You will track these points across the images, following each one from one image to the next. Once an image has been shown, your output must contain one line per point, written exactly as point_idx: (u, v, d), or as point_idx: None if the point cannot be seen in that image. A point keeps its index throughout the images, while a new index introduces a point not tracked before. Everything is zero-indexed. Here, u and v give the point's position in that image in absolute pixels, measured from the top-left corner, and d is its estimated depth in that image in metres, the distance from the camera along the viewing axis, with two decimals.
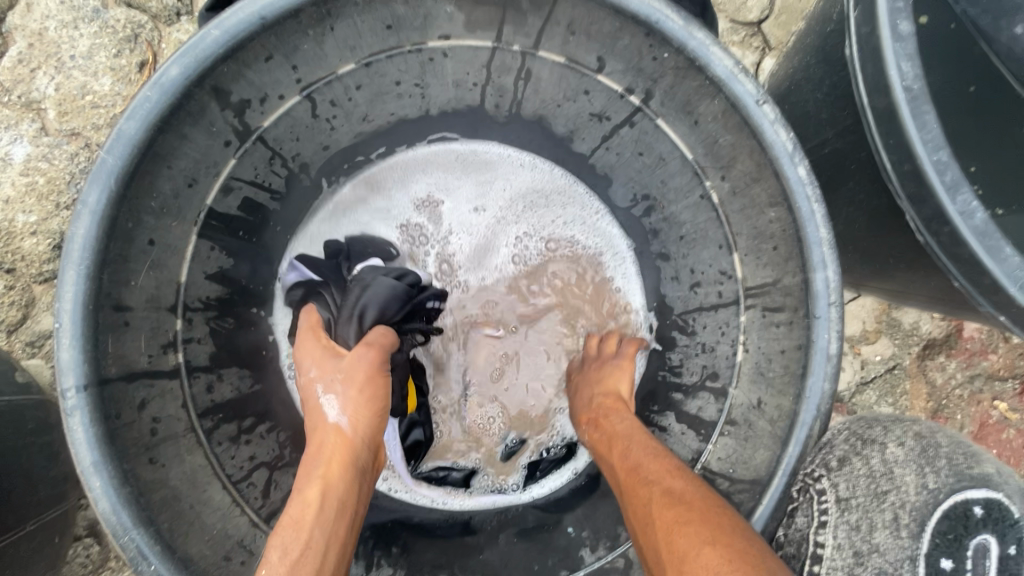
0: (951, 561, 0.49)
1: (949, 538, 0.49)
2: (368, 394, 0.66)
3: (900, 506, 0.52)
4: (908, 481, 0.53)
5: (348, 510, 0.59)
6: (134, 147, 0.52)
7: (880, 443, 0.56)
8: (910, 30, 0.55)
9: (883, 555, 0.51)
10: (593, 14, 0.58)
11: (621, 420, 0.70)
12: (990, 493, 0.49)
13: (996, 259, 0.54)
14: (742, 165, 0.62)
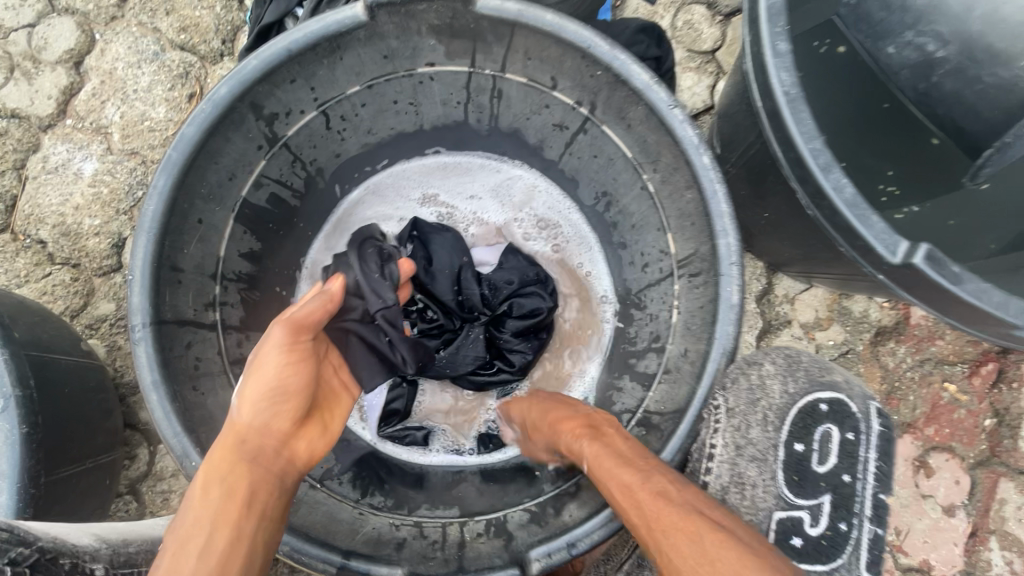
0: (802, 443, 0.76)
1: (802, 426, 0.77)
2: (257, 376, 0.64)
3: (767, 408, 0.77)
4: (774, 390, 0.78)
5: (239, 491, 0.59)
6: (191, 146, 0.69)
7: (761, 370, 0.79)
8: (787, 49, 0.70)
9: (759, 443, 0.77)
10: (541, 43, 0.75)
11: (613, 445, 0.69)
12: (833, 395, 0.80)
13: (865, 225, 0.67)
14: (665, 158, 0.77)
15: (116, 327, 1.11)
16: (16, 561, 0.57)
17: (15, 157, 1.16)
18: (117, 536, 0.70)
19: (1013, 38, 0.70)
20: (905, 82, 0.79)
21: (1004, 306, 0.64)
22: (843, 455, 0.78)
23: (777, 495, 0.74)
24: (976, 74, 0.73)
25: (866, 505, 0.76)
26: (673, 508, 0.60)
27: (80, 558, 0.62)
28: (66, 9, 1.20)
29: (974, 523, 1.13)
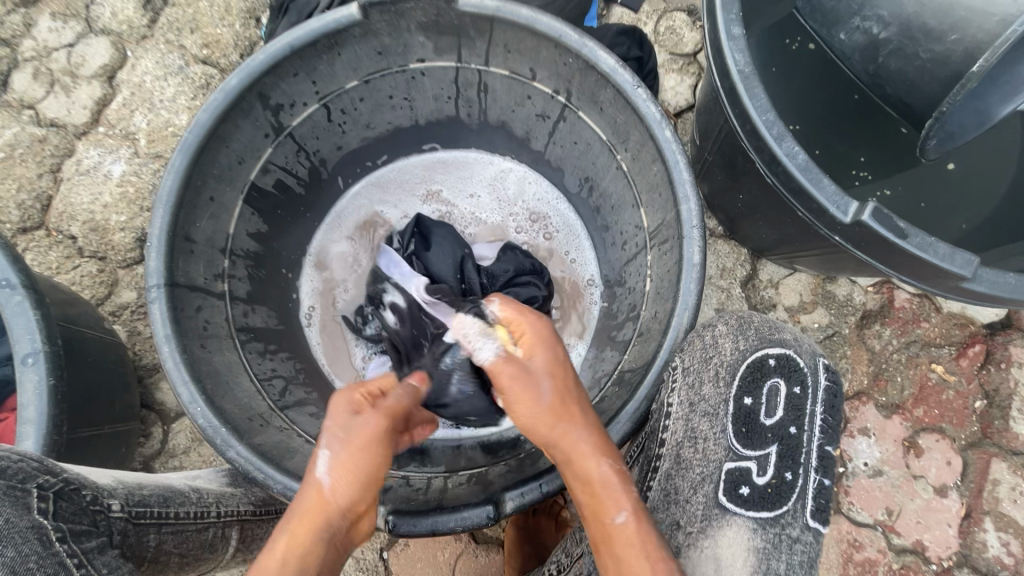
0: (750, 397, 0.73)
1: (749, 380, 0.73)
2: (359, 460, 0.59)
3: (720, 365, 0.73)
4: (725, 346, 0.74)
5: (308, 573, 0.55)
6: (205, 130, 0.78)
7: (714, 329, 0.76)
8: (740, 33, 0.77)
9: (708, 400, 0.73)
10: (518, 35, 0.83)
11: (567, 434, 0.64)
12: (782, 350, 0.73)
13: (818, 187, 0.73)
14: (634, 135, 0.83)
15: (137, 313, 1.19)
16: (44, 489, 0.63)
17: (52, 161, 1.28)
18: (135, 480, 0.77)
19: (944, 16, 0.73)
20: (858, 64, 0.86)
21: (950, 257, 0.68)
22: (791, 408, 0.72)
23: (728, 446, 0.71)
24: (914, 50, 0.77)
25: (814, 458, 0.71)
26: (625, 533, 0.61)
27: (100, 493, 0.69)
28: (103, 31, 1.33)
29: (968, 504, 1.13)
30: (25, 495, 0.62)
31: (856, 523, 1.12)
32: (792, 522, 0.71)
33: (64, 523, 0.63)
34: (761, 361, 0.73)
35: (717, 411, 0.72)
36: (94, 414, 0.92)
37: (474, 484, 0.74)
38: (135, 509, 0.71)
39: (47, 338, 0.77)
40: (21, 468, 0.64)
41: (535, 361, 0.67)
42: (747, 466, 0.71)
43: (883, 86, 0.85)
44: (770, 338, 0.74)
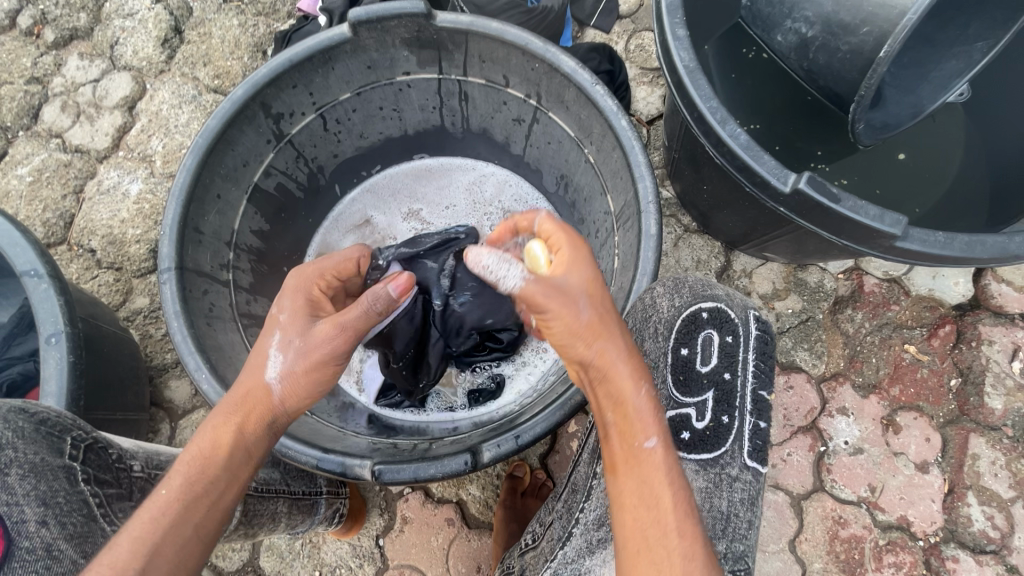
0: (686, 349, 0.77)
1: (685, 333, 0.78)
2: (306, 375, 0.69)
3: (658, 322, 0.80)
4: (662, 305, 0.80)
5: (254, 459, 0.67)
6: (213, 134, 0.88)
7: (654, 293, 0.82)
8: (684, 34, 0.87)
9: (650, 354, 0.80)
10: (490, 46, 0.94)
11: (605, 353, 0.64)
12: (713, 304, 0.78)
13: (758, 162, 0.81)
14: (596, 128, 0.93)
15: (149, 318, 1.28)
16: (78, 439, 0.71)
17: (76, 183, 1.39)
18: (153, 447, 0.83)
19: (856, 10, 0.83)
20: (795, 62, 0.96)
21: (880, 218, 0.76)
22: (724, 356, 0.77)
23: (669, 396, 0.77)
24: (836, 44, 0.87)
25: (749, 401, 0.76)
26: (652, 458, 0.61)
27: (124, 453, 0.76)
28: (125, 67, 1.48)
29: (950, 479, 1.15)
30: (62, 441, 0.70)
31: (840, 500, 1.14)
32: (731, 461, 0.74)
33: (91, 468, 0.71)
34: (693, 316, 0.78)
35: (656, 362, 0.79)
36: (109, 401, 1.00)
37: (455, 442, 0.82)
38: (153, 470, 0.79)
39: (70, 320, 0.87)
40: (61, 421, 0.71)
41: (581, 274, 0.66)
42: (685, 411, 0.75)
43: (816, 79, 0.94)
44: (703, 294, 0.79)
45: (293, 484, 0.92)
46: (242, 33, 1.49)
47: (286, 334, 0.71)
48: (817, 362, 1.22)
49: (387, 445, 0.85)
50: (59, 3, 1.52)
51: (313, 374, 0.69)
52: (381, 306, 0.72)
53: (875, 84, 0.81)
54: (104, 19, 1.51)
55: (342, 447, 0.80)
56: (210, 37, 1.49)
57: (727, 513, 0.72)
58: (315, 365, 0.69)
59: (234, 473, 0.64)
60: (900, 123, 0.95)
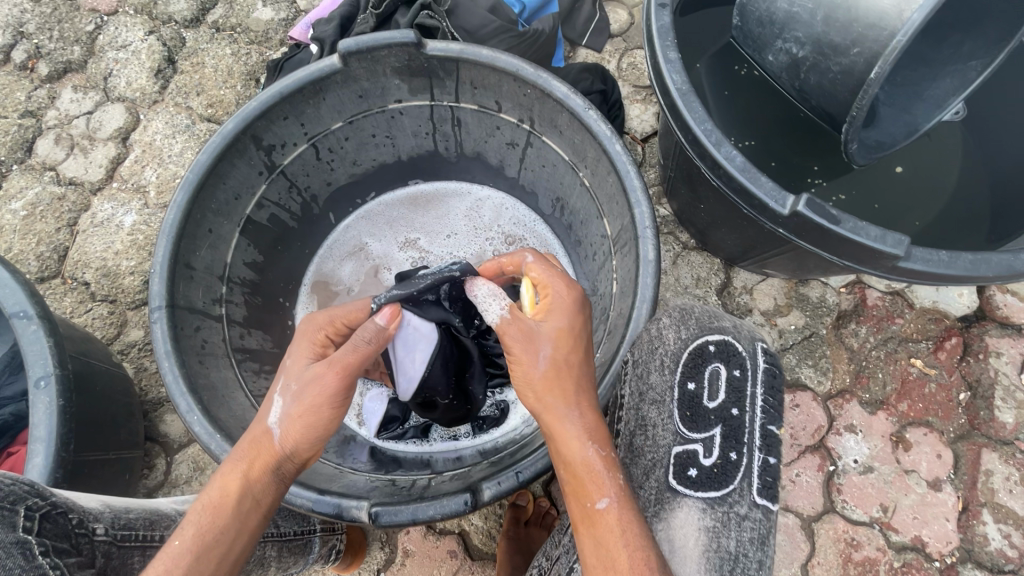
0: (692, 383, 0.75)
1: (692, 366, 0.75)
2: (304, 420, 0.68)
3: (664, 355, 0.77)
4: (669, 336, 0.78)
5: (260, 506, 0.67)
6: (203, 169, 0.88)
7: (658, 321, 0.79)
8: (676, 57, 0.87)
9: (655, 388, 0.76)
10: (481, 72, 0.93)
11: (564, 409, 0.65)
12: (721, 335, 0.75)
13: (756, 184, 0.80)
14: (590, 152, 0.92)
15: (143, 350, 1.26)
16: (31, 510, 0.64)
17: (69, 216, 1.38)
18: (123, 503, 0.76)
19: (846, 31, 0.82)
20: (787, 82, 0.96)
21: (881, 238, 0.75)
22: (731, 390, 0.73)
23: (675, 431, 0.74)
24: (826, 64, 0.86)
25: (758, 437, 0.71)
26: (606, 519, 0.61)
27: (86, 515, 0.69)
28: (119, 98, 1.48)
29: (964, 497, 1.13)
30: (11, 516, 0.62)
31: (852, 521, 1.11)
32: (740, 500, 0.70)
33: (48, 539, 0.63)
34: (701, 348, 0.76)
35: (663, 398, 0.75)
36: (101, 441, 0.97)
37: (456, 479, 0.80)
38: (121, 531, 0.71)
39: (58, 362, 0.86)
40: (13, 491, 0.64)
41: (544, 326, 0.68)
42: (692, 447, 0.72)
43: (808, 98, 0.95)
44: (711, 326, 0.77)
45: (283, 525, 0.89)
46: (235, 62, 1.49)
47: (288, 379, 0.71)
48: (822, 379, 1.20)
49: (386, 483, 0.83)
50: (53, 37, 1.53)
51: (309, 417, 0.68)
52: (368, 335, 0.73)
53: (868, 105, 0.80)
54: (98, 52, 1.52)
55: (339, 487, 0.78)
56: (203, 67, 1.49)
57: (736, 554, 0.67)
58: (310, 409, 0.68)
59: (241, 523, 0.65)
60: (896, 141, 0.93)
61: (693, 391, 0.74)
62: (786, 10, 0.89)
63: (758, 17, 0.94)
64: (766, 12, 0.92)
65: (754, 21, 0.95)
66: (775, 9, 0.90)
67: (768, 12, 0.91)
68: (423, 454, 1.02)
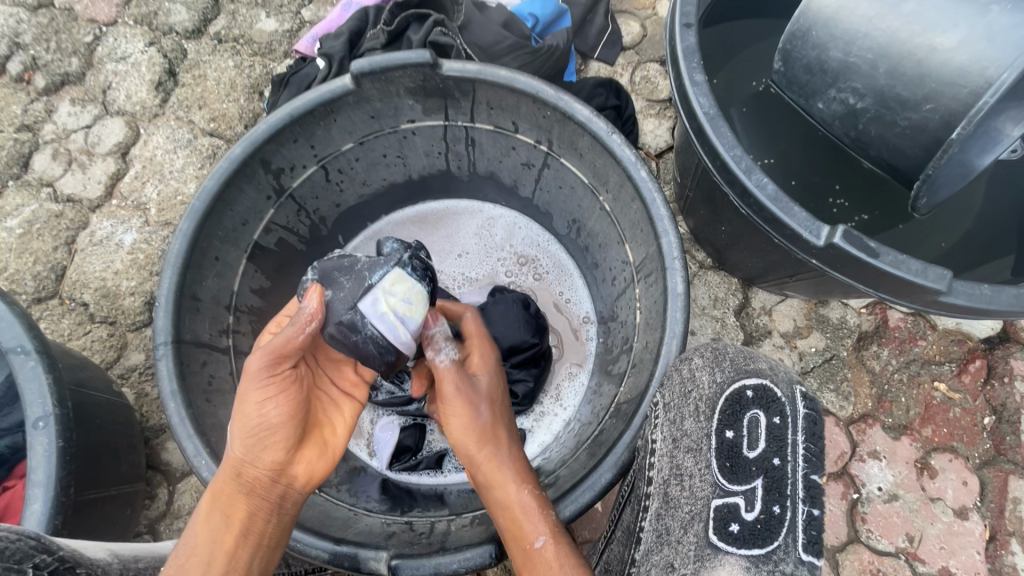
0: (731, 431, 0.70)
1: (729, 413, 0.70)
2: (241, 413, 0.67)
3: (699, 400, 0.72)
4: (703, 380, 0.72)
5: (236, 523, 0.66)
6: (210, 195, 0.85)
7: (688, 360, 0.74)
8: (704, 79, 0.84)
9: (691, 435, 0.71)
10: (498, 93, 0.90)
11: (491, 457, 0.71)
12: (760, 381, 0.71)
13: (788, 215, 0.78)
14: (612, 176, 0.88)
15: (144, 374, 1.22)
16: (39, 568, 0.59)
17: (67, 234, 1.34)
18: (129, 553, 0.74)
19: (917, 86, 0.81)
20: (839, 131, 0.93)
21: (922, 272, 0.73)
22: (772, 438, 0.68)
23: (714, 482, 0.68)
24: (893, 118, 0.85)
25: (802, 488, 0.66)
26: (542, 555, 0.65)
27: (94, 569, 0.65)
28: (118, 112, 1.44)
29: (991, 526, 1.10)
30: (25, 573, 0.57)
31: (878, 552, 1.09)
32: (785, 558, 0.64)
33: None
34: (739, 394, 0.70)
35: (700, 446, 0.70)
36: (102, 477, 0.94)
37: (477, 524, 0.78)
38: None
39: (58, 401, 0.82)
40: (18, 548, 0.59)
41: (481, 383, 0.74)
42: (734, 500, 0.66)
43: (866, 149, 0.92)
44: (747, 368, 0.73)
45: (294, 564, 0.88)
46: (238, 74, 1.45)
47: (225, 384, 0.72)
48: (844, 404, 1.17)
49: (402, 527, 0.80)
50: (50, 48, 1.49)
51: (247, 420, 0.67)
52: (297, 318, 0.68)
53: (943, 165, 0.83)
54: (96, 63, 1.48)
55: (354, 535, 0.75)
56: (205, 79, 1.45)
57: None
58: (241, 407, 0.67)
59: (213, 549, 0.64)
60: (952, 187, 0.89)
61: (732, 440, 0.69)
62: (840, 58, 0.87)
63: (805, 64, 0.91)
64: (816, 59, 0.89)
65: (801, 67, 0.92)
66: (827, 57, 0.88)
67: (818, 59, 0.89)
68: (436, 486, 0.99)
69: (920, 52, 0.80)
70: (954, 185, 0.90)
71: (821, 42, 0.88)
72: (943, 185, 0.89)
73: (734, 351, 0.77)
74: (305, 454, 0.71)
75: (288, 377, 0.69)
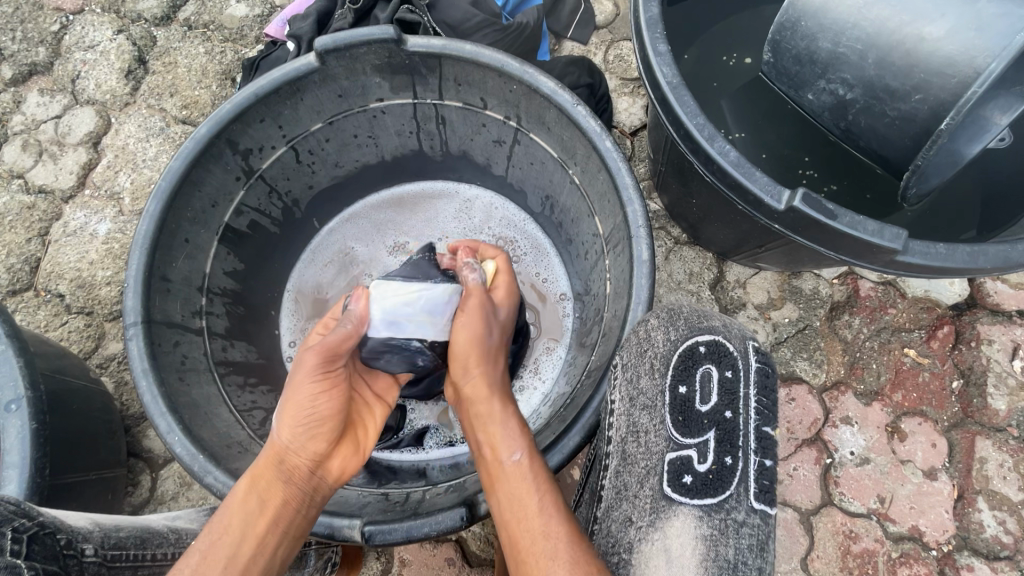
0: (684, 386, 0.73)
1: (682, 369, 0.73)
2: (293, 401, 0.69)
3: (654, 358, 0.73)
4: (658, 338, 0.74)
5: (269, 507, 0.66)
6: (177, 176, 0.85)
7: (644, 321, 0.75)
8: (666, 49, 0.85)
9: (646, 393, 0.73)
10: (465, 67, 0.90)
11: (484, 379, 0.73)
12: (714, 338, 0.75)
13: (750, 180, 0.79)
14: (580, 149, 0.89)
15: (123, 363, 1.22)
16: (18, 532, 0.61)
17: (40, 225, 1.33)
18: (112, 522, 0.74)
19: (905, 77, 0.82)
20: (829, 121, 0.95)
21: (879, 232, 0.75)
22: (723, 393, 0.73)
23: (668, 436, 0.72)
24: (882, 109, 0.86)
25: (754, 440, 0.72)
26: (518, 470, 0.66)
27: (74, 536, 0.67)
28: (88, 101, 1.42)
29: (959, 485, 1.13)
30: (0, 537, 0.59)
31: (850, 514, 1.12)
32: (738, 506, 0.69)
33: (38, 561, 0.60)
34: (691, 349, 0.74)
35: (655, 403, 0.73)
36: (80, 461, 0.94)
37: (451, 492, 0.79)
38: (111, 551, 0.69)
39: (30, 384, 0.83)
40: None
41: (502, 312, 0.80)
42: (688, 453, 0.70)
43: (857, 140, 0.93)
44: (700, 326, 0.76)
45: None
46: (209, 61, 1.44)
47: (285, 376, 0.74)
48: (817, 371, 1.19)
49: (377, 498, 0.81)
50: (16, 37, 1.46)
51: (298, 409, 0.69)
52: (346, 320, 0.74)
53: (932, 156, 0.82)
54: (64, 53, 1.46)
55: (330, 505, 0.76)
56: (175, 66, 1.44)
57: (735, 561, 0.67)
58: (291, 397, 0.69)
59: (247, 526, 0.65)
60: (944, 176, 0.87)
61: (685, 395, 0.73)
62: (828, 49, 0.87)
63: (795, 55, 0.91)
64: (805, 49, 0.90)
65: (790, 58, 0.92)
66: (816, 47, 0.88)
67: (807, 50, 0.89)
68: (417, 462, 1.00)
69: (908, 42, 0.80)
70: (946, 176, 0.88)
71: (809, 32, 0.88)
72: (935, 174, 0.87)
73: (688, 311, 0.78)
74: (343, 451, 0.74)
75: (337, 377, 0.73)
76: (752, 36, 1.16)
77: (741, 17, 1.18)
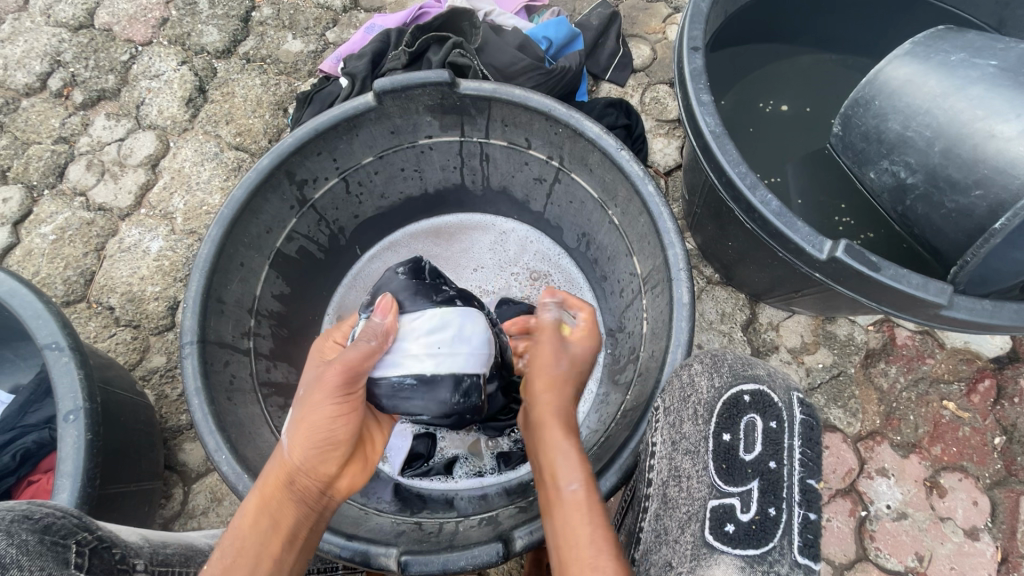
0: (728, 434, 0.73)
1: (727, 417, 0.74)
2: (308, 424, 0.68)
3: (698, 404, 0.75)
4: (701, 384, 0.76)
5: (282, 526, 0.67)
6: (238, 204, 0.90)
7: (688, 366, 0.77)
8: (710, 101, 0.87)
9: (689, 438, 0.74)
10: (513, 110, 0.94)
11: (549, 402, 0.75)
12: (757, 387, 0.75)
13: (791, 229, 0.80)
14: (621, 191, 0.92)
15: (165, 377, 1.26)
16: (82, 545, 0.62)
17: (97, 241, 1.40)
18: (159, 539, 0.77)
19: (969, 171, 0.83)
20: (885, 196, 0.96)
21: (923, 286, 0.76)
22: (769, 442, 0.72)
23: (711, 483, 0.72)
24: (940, 198, 0.87)
25: (797, 492, 0.71)
26: (571, 499, 0.67)
27: (127, 551, 0.68)
28: (150, 126, 1.51)
29: (1003, 547, 1.09)
30: (65, 550, 0.60)
31: (886, 570, 1.08)
32: (781, 558, 0.67)
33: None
34: (736, 398, 0.75)
35: (699, 449, 0.73)
36: (123, 473, 0.98)
37: (485, 525, 0.81)
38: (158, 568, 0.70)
39: (88, 396, 0.87)
40: (63, 525, 0.62)
41: (572, 345, 0.81)
42: (730, 501, 0.70)
43: (911, 227, 0.93)
44: (744, 375, 0.77)
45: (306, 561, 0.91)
46: (265, 92, 1.52)
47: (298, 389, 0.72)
48: (852, 420, 1.17)
49: (411, 526, 0.83)
50: (89, 65, 1.57)
51: (315, 432, 0.68)
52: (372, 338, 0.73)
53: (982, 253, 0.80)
54: (131, 81, 1.56)
55: (366, 531, 0.78)
56: (232, 97, 1.52)
57: None
58: (309, 417, 0.68)
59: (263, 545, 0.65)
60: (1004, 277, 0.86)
61: (729, 442, 0.73)
62: (897, 131, 0.91)
63: (864, 131, 0.95)
64: (874, 128, 0.93)
65: (858, 134, 0.96)
66: (885, 128, 0.92)
67: (876, 129, 0.93)
68: (447, 491, 1.00)
69: (977, 137, 0.82)
70: (1004, 279, 0.86)
71: (882, 113, 0.92)
72: (991, 272, 0.85)
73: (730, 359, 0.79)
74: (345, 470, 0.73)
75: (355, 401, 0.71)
76: (792, 87, 1.19)
77: (780, 67, 1.21)
